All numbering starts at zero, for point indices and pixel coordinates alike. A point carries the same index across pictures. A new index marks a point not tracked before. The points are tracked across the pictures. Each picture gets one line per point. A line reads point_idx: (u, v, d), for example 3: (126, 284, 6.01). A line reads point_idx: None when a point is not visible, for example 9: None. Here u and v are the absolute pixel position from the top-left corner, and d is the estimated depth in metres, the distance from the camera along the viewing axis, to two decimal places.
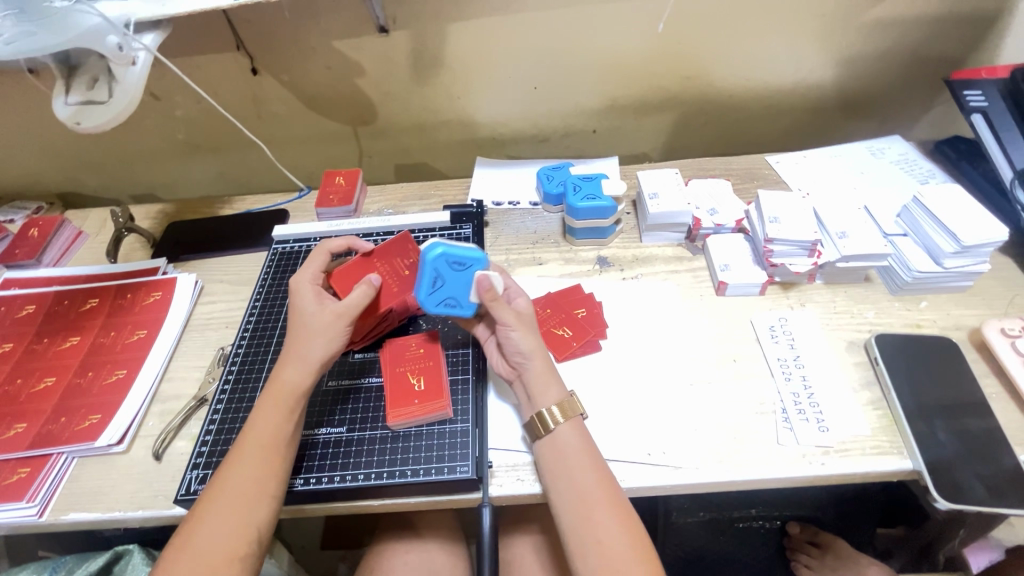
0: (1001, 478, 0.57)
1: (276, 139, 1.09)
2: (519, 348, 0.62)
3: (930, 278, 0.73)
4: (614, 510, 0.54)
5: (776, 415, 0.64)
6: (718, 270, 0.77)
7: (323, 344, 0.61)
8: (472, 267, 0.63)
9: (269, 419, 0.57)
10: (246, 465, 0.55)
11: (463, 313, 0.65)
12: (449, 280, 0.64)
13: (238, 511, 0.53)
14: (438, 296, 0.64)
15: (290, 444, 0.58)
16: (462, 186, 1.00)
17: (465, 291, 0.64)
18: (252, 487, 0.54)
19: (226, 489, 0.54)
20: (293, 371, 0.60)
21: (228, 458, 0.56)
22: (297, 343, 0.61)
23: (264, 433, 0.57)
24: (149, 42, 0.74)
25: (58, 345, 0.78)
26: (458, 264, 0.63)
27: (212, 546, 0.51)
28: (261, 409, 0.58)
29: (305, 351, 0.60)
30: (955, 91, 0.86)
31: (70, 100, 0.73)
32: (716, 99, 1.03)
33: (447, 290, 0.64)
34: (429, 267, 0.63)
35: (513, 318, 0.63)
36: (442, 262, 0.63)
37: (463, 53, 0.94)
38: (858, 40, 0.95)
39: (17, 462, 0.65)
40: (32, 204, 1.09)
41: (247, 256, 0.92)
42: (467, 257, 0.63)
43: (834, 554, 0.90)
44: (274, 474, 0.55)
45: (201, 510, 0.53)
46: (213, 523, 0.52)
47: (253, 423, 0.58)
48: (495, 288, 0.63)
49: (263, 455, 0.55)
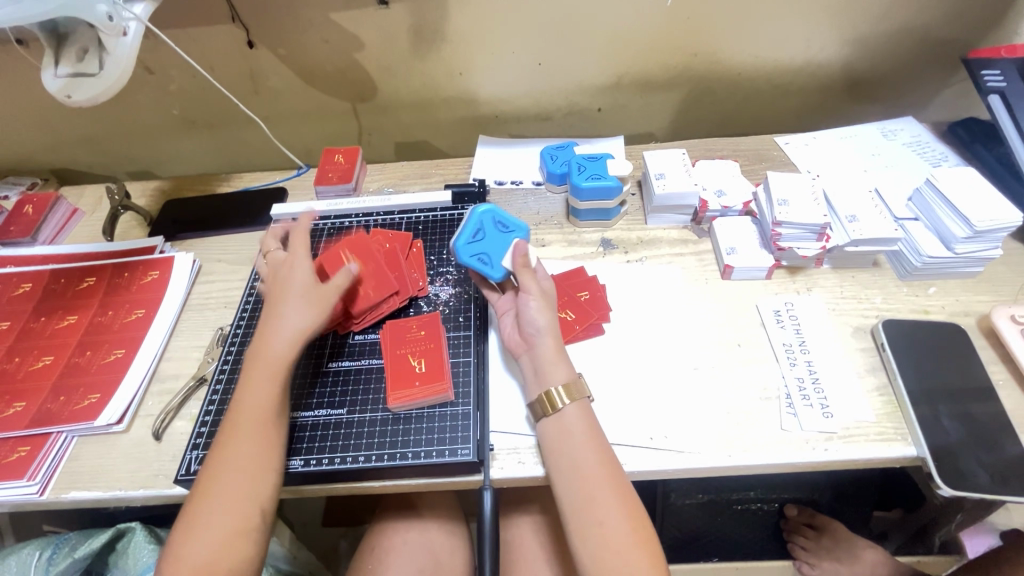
0: (1005, 466, 0.57)
1: (274, 115, 1.06)
2: (536, 320, 0.62)
3: (940, 264, 0.72)
4: (615, 493, 0.54)
5: (781, 400, 0.63)
6: (724, 253, 0.76)
7: (305, 315, 0.60)
8: (513, 232, 0.69)
9: (260, 392, 0.57)
10: (244, 441, 0.54)
11: (490, 273, 0.67)
12: (490, 236, 0.68)
13: (241, 486, 0.52)
14: (475, 248, 0.68)
15: (282, 415, 0.57)
16: (464, 164, 0.98)
17: (499, 252, 0.67)
18: (251, 461, 0.54)
19: (224, 466, 0.53)
20: (277, 341, 0.59)
21: (221, 437, 0.55)
22: (278, 312, 0.61)
23: (256, 408, 0.56)
24: (139, 11, 0.71)
25: (55, 324, 0.77)
26: (502, 226, 0.69)
27: (220, 522, 0.50)
28: (249, 383, 0.57)
29: (285, 320, 0.60)
30: (973, 70, 0.84)
31: (59, 73, 0.71)
32: (724, 78, 1.01)
33: (485, 246, 0.68)
34: (476, 219, 0.69)
35: (536, 289, 0.64)
36: (488, 219, 0.70)
37: (465, 27, 0.91)
38: (872, 17, 0.92)
39: (16, 441, 0.65)
40: (26, 180, 1.07)
41: (245, 235, 0.90)
42: (512, 222, 0.70)
43: (829, 536, 0.92)
44: (271, 449, 0.55)
45: (203, 490, 0.52)
46: (217, 501, 0.51)
47: (242, 398, 0.57)
48: (528, 255, 0.67)
49: (261, 430, 0.55)
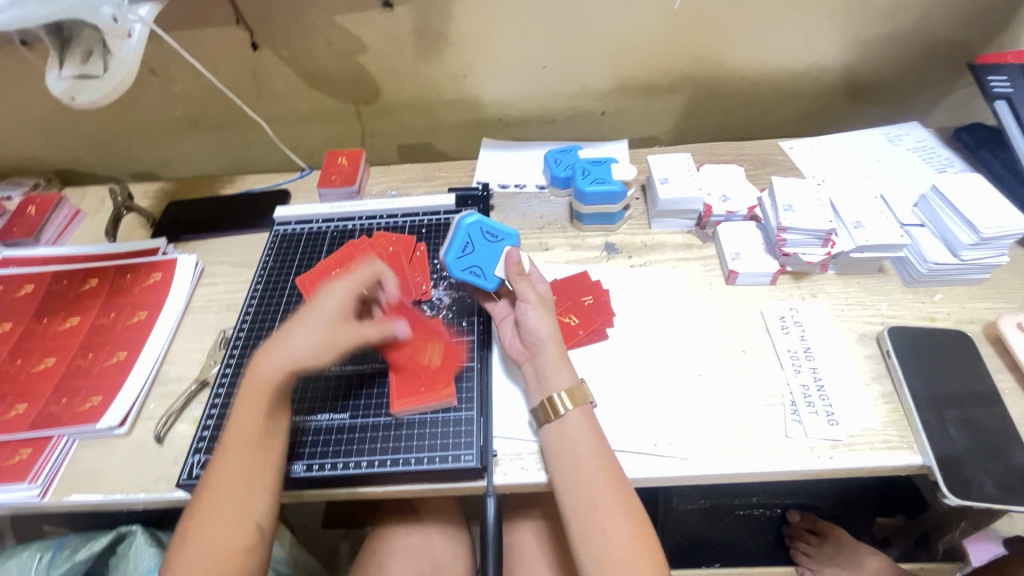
0: (1012, 475, 0.56)
1: (278, 117, 1.06)
2: (536, 326, 0.62)
3: (946, 270, 0.72)
4: (619, 500, 0.53)
5: (786, 407, 0.63)
6: (729, 259, 0.75)
7: (314, 354, 0.57)
8: (503, 241, 0.68)
9: (248, 415, 0.55)
10: (232, 465, 0.53)
11: (485, 285, 0.66)
12: (479, 246, 0.67)
13: (230, 513, 0.51)
14: (466, 261, 0.66)
15: (275, 438, 0.56)
16: (467, 167, 0.98)
17: (492, 263, 0.67)
18: (240, 485, 0.53)
19: (213, 488, 0.52)
20: (272, 364, 0.56)
21: (214, 461, 0.54)
22: (290, 339, 0.57)
23: (244, 432, 0.55)
24: (144, 13, 0.70)
25: (57, 326, 0.77)
26: (490, 235, 0.68)
27: (207, 551, 0.49)
28: (239, 407, 0.56)
29: (291, 349, 0.57)
30: (979, 76, 0.83)
31: (64, 75, 0.71)
32: (729, 81, 1.00)
33: (476, 257, 0.67)
34: (462, 232, 0.68)
35: (533, 295, 0.64)
36: (476, 231, 0.68)
37: (470, 30, 0.91)
38: (877, 21, 0.92)
39: (18, 443, 0.65)
40: (29, 181, 1.07)
41: (248, 237, 0.90)
42: (500, 231, 0.68)
43: (832, 543, 0.91)
44: (261, 473, 0.54)
45: (195, 514, 0.52)
46: (206, 528, 0.51)
47: (234, 421, 0.55)
48: (521, 264, 0.67)
49: (248, 454, 0.54)
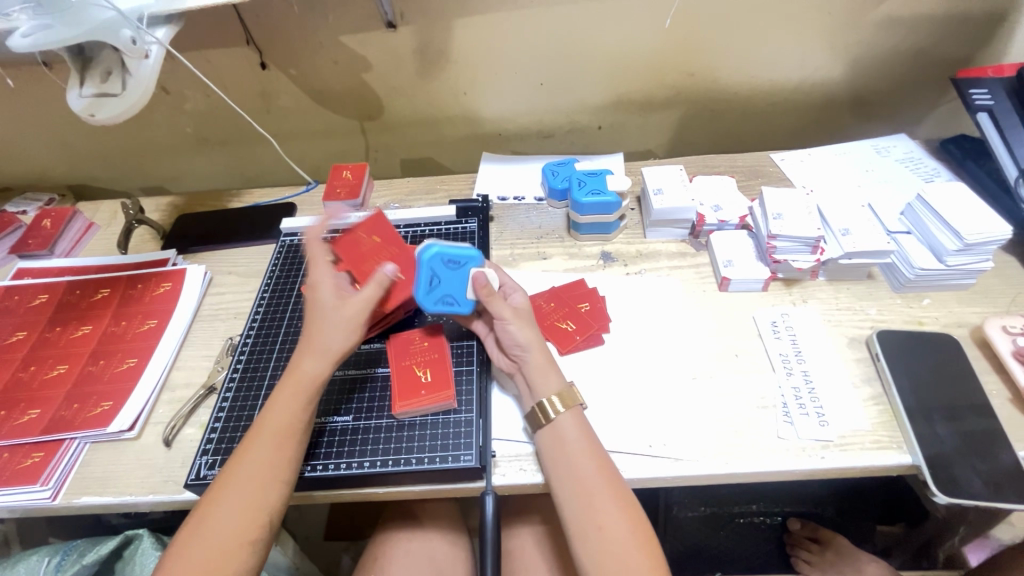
0: (999, 473, 0.58)
1: (285, 133, 1.10)
2: (517, 339, 0.63)
3: (932, 276, 0.74)
4: (615, 497, 0.55)
5: (778, 409, 0.65)
6: (722, 266, 0.78)
7: (345, 336, 0.61)
8: (467, 264, 0.66)
9: (285, 408, 0.58)
10: (259, 454, 0.55)
11: (462, 310, 0.66)
12: (445, 277, 0.66)
13: (243, 502, 0.53)
14: (436, 294, 0.65)
15: (305, 435, 0.58)
16: (468, 180, 1.01)
17: (462, 288, 0.66)
18: (263, 474, 0.55)
19: (238, 474, 0.54)
20: (312, 361, 0.60)
21: (238, 449, 0.57)
22: (314, 334, 0.61)
23: (279, 423, 0.57)
24: (162, 36, 0.75)
25: (70, 334, 0.79)
26: (452, 263, 0.66)
27: (217, 537, 0.51)
28: (277, 400, 0.59)
29: (324, 341, 0.61)
30: (961, 89, 0.86)
31: (84, 93, 0.75)
32: (722, 96, 1.04)
33: (445, 288, 0.66)
34: (425, 267, 0.65)
35: (509, 312, 0.64)
36: (437, 261, 0.65)
37: (470, 49, 0.95)
38: (863, 38, 0.95)
39: (30, 447, 0.67)
40: (44, 196, 1.10)
41: (254, 249, 0.93)
42: (462, 255, 0.66)
43: (834, 550, 0.90)
44: (282, 466, 0.56)
45: (212, 498, 0.54)
46: (223, 513, 0.52)
47: (269, 410, 0.58)
48: (490, 283, 0.65)
49: (278, 445, 0.56)
